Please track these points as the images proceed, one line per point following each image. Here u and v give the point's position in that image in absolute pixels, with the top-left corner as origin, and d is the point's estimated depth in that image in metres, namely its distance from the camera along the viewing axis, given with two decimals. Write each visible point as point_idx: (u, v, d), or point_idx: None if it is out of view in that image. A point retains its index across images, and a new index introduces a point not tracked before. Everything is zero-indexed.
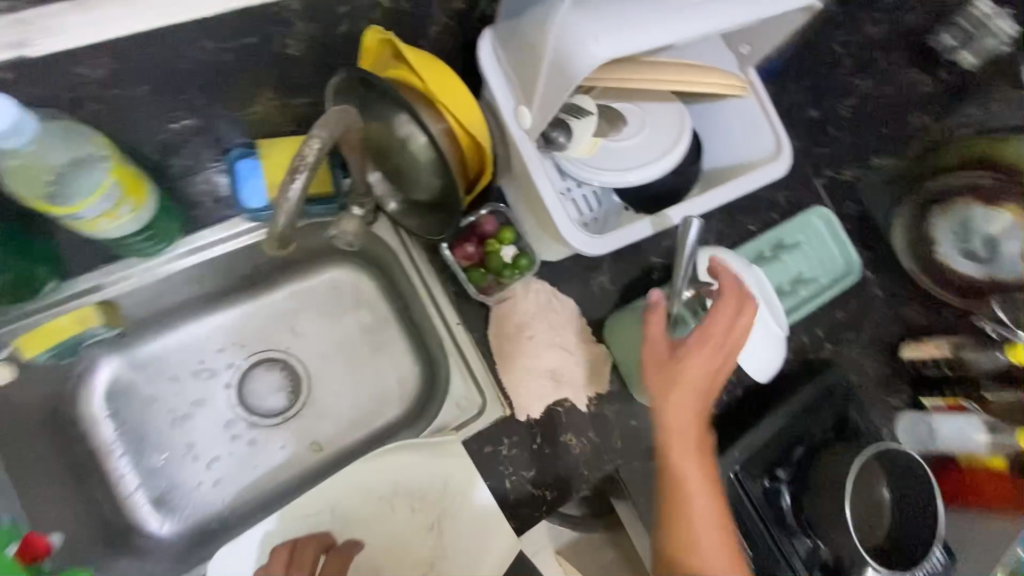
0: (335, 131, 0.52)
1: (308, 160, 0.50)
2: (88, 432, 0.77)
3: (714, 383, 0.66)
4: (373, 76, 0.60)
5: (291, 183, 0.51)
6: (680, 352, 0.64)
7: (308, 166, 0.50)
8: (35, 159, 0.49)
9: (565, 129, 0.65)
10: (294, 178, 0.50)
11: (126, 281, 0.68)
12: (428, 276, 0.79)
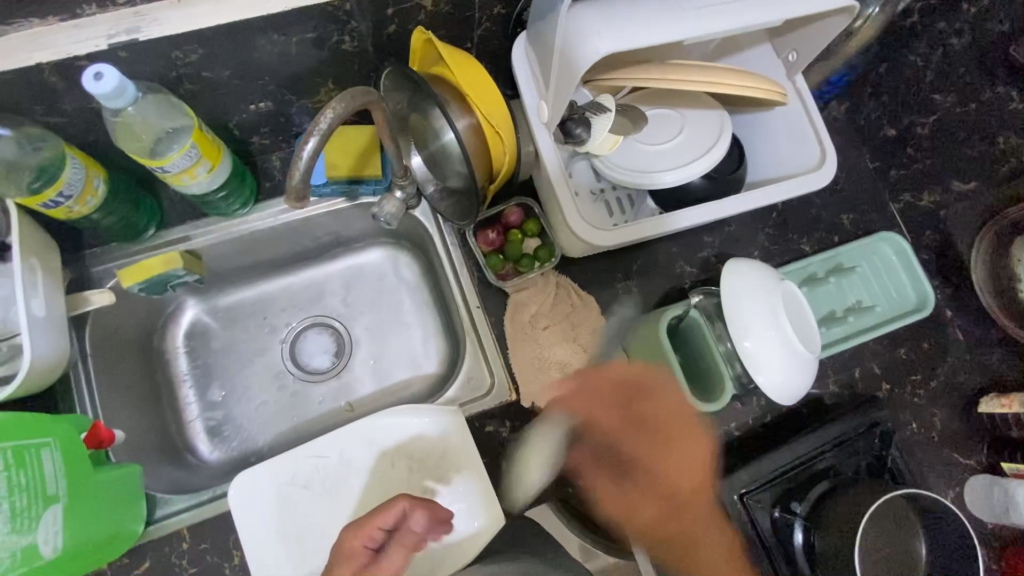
0: (354, 105, 0.55)
1: (321, 128, 0.53)
2: (167, 362, 0.90)
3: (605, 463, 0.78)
4: (412, 72, 0.68)
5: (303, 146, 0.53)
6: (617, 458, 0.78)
7: (321, 133, 0.53)
8: (134, 120, 0.61)
9: (586, 125, 0.68)
10: (305, 141, 0.53)
11: (208, 235, 0.81)
12: (457, 260, 0.85)
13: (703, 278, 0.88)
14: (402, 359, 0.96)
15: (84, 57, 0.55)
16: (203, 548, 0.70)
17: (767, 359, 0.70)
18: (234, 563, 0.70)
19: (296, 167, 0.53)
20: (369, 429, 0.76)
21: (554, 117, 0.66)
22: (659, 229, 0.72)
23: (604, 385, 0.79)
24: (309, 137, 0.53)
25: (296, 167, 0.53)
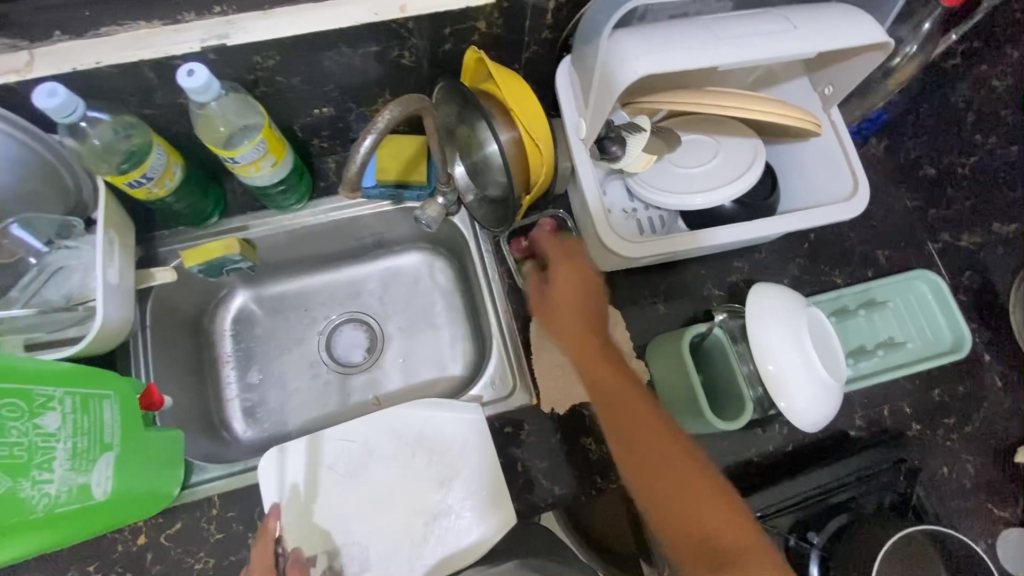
0: (408, 109, 0.60)
1: (378, 126, 0.58)
2: (215, 343, 0.97)
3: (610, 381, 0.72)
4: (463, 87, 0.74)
5: (360, 143, 0.59)
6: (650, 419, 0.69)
7: (378, 131, 0.58)
8: (213, 114, 0.69)
9: (621, 143, 0.71)
10: (363, 138, 0.58)
11: (264, 227, 0.89)
12: (491, 266, 0.89)
13: (730, 302, 0.89)
14: (430, 358, 1.00)
15: (179, 57, 0.63)
16: (231, 516, 0.74)
17: (788, 383, 0.70)
18: (257, 533, 0.74)
19: (352, 162, 0.59)
20: (393, 417, 0.79)
21: (592, 135, 0.70)
22: (687, 246, 0.74)
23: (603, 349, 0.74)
24: (367, 134, 0.58)
25: (353, 162, 0.59)
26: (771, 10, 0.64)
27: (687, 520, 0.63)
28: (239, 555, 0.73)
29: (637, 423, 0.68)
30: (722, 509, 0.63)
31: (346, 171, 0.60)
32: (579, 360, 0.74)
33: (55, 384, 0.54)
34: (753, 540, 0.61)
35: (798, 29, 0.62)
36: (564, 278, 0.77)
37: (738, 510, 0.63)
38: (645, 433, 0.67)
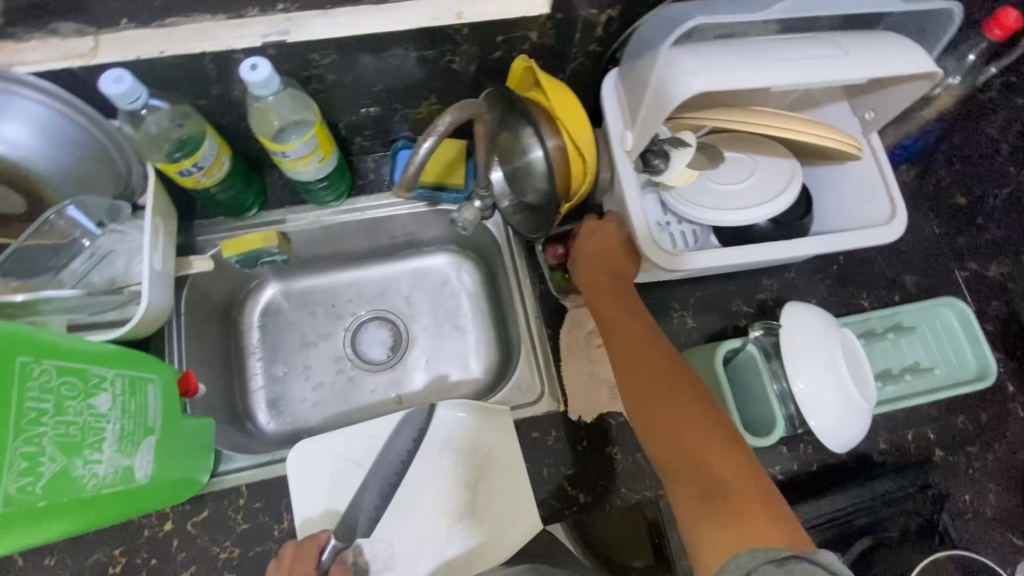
0: (466, 113, 0.61)
1: (438, 130, 0.59)
2: (243, 333, 0.98)
3: (633, 334, 0.74)
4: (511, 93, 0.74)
5: (419, 145, 0.60)
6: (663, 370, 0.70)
7: (437, 134, 0.60)
8: (267, 108, 0.69)
9: (666, 157, 0.72)
10: (423, 141, 0.60)
11: (302, 222, 0.90)
12: (523, 271, 0.90)
13: (757, 319, 0.90)
14: (454, 360, 1.01)
15: (240, 50, 0.64)
16: (257, 506, 0.75)
17: (819, 402, 0.71)
18: (283, 526, 0.74)
19: (411, 164, 0.60)
20: (422, 416, 0.80)
21: (638, 148, 0.71)
22: (724, 262, 0.75)
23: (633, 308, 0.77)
24: (428, 137, 0.60)
25: (411, 165, 0.60)
26: (822, 35, 0.65)
27: (696, 460, 0.63)
28: (264, 547, 0.73)
29: (657, 372, 0.70)
30: (732, 454, 0.62)
31: (404, 172, 0.62)
32: (608, 312, 0.77)
33: (107, 365, 0.54)
34: (762, 489, 0.60)
35: (850, 55, 0.63)
36: (599, 240, 0.79)
37: (750, 462, 0.62)
38: (665, 381, 0.69)
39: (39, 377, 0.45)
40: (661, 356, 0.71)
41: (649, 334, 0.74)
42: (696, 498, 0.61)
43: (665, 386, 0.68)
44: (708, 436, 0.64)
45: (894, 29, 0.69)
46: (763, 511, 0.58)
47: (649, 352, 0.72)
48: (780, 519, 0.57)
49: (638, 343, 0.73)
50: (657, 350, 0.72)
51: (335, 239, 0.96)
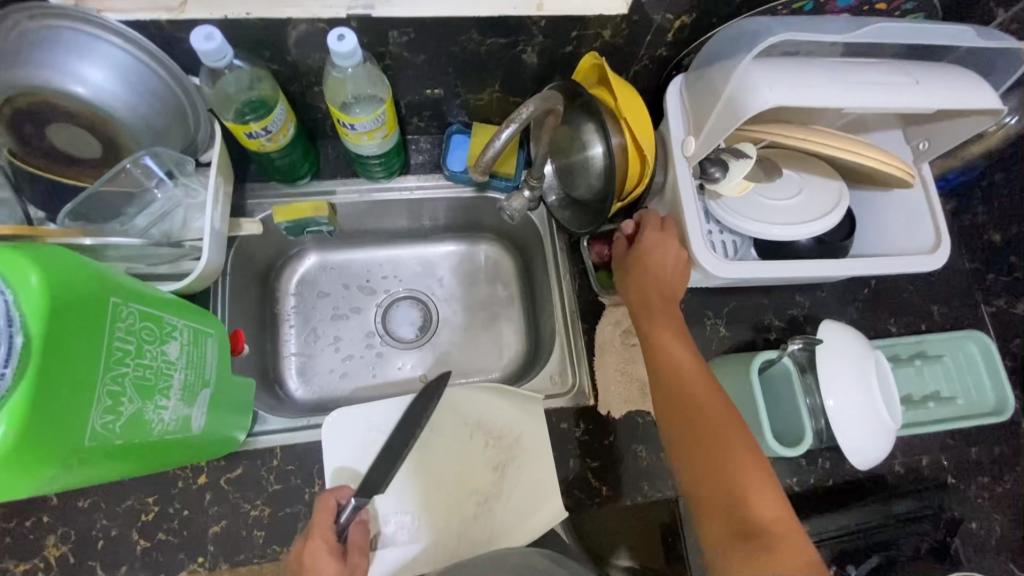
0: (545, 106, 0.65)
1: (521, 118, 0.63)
2: (278, 300, 0.99)
3: (672, 357, 0.73)
4: (578, 90, 0.76)
5: (499, 133, 0.64)
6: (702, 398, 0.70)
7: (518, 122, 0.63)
8: (340, 82, 0.71)
9: (723, 166, 0.73)
10: (505, 128, 0.63)
11: (351, 195, 0.91)
12: (564, 265, 0.91)
13: (788, 334, 0.91)
14: (483, 345, 1.02)
15: (325, 19, 0.65)
16: (290, 469, 0.76)
17: (847, 419, 0.73)
18: (314, 490, 0.75)
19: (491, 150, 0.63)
20: (458, 396, 0.82)
21: (699, 155, 0.73)
22: (770, 274, 0.75)
23: (677, 330, 0.76)
24: (504, 128, 0.63)
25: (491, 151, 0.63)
26: (893, 63, 0.67)
27: (731, 492, 0.63)
28: (293, 509, 0.74)
29: (699, 399, 0.69)
30: (768, 490, 0.63)
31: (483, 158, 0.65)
32: (651, 332, 0.76)
33: (178, 315, 0.55)
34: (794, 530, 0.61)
35: (920, 84, 0.65)
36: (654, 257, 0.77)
37: (783, 500, 0.63)
38: (707, 409, 0.68)
39: (127, 319, 0.46)
40: (704, 385, 0.71)
41: (689, 359, 0.73)
42: (728, 531, 0.62)
43: (704, 415, 0.68)
44: (745, 469, 0.64)
45: (959, 63, 0.71)
46: (797, 553, 0.59)
47: (690, 378, 0.71)
48: (813, 562, 0.58)
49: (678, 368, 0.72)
50: (698, 376, 0.72)
51: (379, 214, 0.97)
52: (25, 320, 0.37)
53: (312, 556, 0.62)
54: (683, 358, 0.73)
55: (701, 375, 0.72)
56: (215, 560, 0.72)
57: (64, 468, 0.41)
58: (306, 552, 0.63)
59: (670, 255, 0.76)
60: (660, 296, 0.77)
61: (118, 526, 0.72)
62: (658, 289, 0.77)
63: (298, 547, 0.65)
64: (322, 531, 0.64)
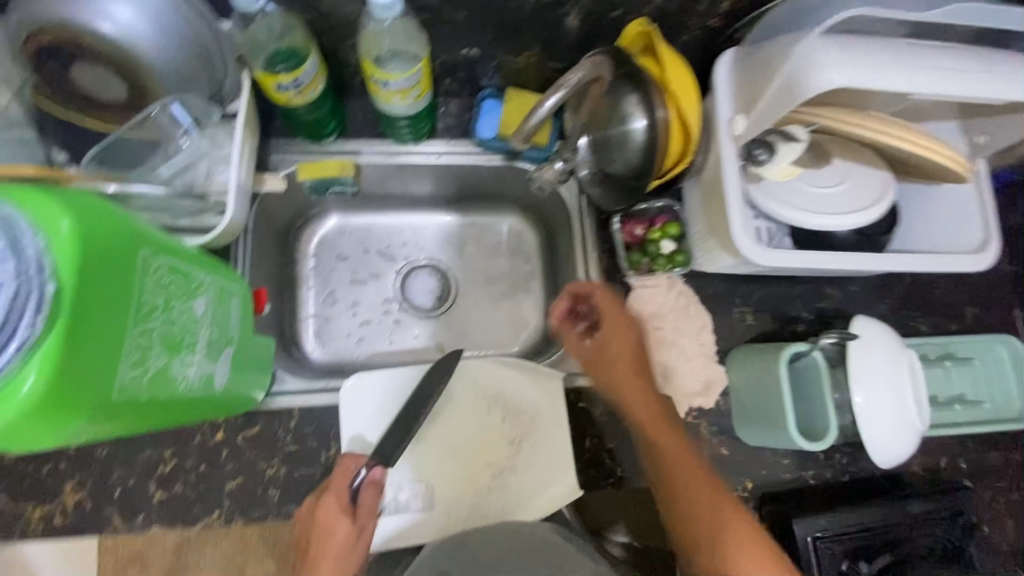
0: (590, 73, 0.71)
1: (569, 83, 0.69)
2: (298, 261, 0.97)
3: (649, 422, 0.75)
4: (625, 58, 0.72)
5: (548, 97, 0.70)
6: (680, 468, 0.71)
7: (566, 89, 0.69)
8: (376, 34, 0.68)
9: (770, 149, 0.71)
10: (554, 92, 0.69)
11: (377, 156, 0.88)
12: (591, 242, 0.88)
13: (817, 327, 0.89)
14: (502, 320, 1.01)
15: None
16: (307, 430, 0.76)
17: (872, 416, 0.71)
18: (330, 453, 0.75)
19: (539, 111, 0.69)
20: (479, 368, 0.82)
21: (750, 135, 0.69)
22: (810, 263, 0.72)
23: (642, 387, 0.77)
24: (546, 98, 0.70)
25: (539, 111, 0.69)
26: (964, 47, 0.63)
27: None
28: (309, 470, 0.74)
29: (689, 485, 0.70)
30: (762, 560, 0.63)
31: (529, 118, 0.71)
32: (626, 399, 0.77)
33: (205, 271, 0.54)
34: None
35: (992, 71, 0.61)
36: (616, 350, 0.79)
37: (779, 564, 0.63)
38: (704, 505, 0.68)
39: (156, 273, 0.45)
40: (676, 450, 0.72)
41: (661, 420, 0.75)
42: None
43: (685, 485, 0.69)
44: (748, 565, 0.63)
45: None
46: None
47: (663, 444, 0.73)
48: None
49: (654, 437, 0.74)
50: (669, 440, 0.73)
51: (404, 178, 0.94)
52: (56, 268, 0.35)
53: (323, 514, 0.66)
54: (653, 416, 0.75)
55: (695, 468, 0.71)
56: (230, 515, 0.72)
57: (91, 421, 0.40)
58: (318, 508, 0.66)
59: (629, 337, 0.80)
60: (627, 355, 0.79)
61: (136, 476, 0.72)
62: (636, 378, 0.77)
63: (311, 498, 0.68)
64: (336, 490, 0.67)
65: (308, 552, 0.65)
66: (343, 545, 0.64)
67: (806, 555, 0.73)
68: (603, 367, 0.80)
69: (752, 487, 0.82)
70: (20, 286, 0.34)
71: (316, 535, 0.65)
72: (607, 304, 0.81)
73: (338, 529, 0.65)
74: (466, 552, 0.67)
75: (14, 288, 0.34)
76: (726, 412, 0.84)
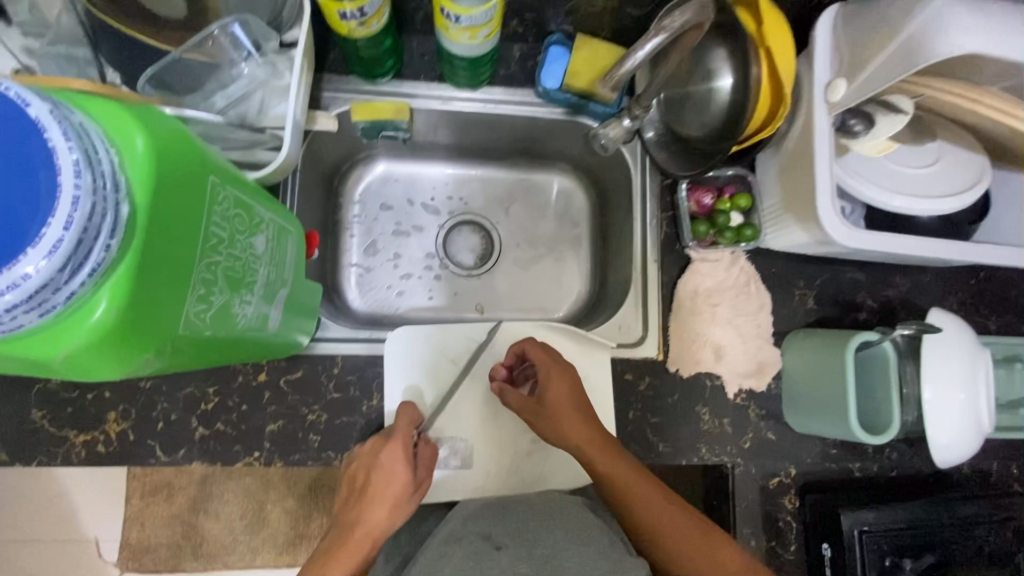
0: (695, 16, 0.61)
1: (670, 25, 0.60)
2: (341, 207, 0.95)
3: (600, 454, 0.67)
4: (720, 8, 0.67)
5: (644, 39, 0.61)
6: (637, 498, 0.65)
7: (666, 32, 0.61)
8: None
9: (867, 121, 0.66)
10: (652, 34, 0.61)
11: (433, 100, 0.83)
12: (651, 209, 0.83)
13: (880, 316, 0.84)
14: (544, 284, 0.97)
15: None
16: (350, 379, 0.75)
17: (943, 415, 0.67)
18: (372, 403, 0.74)
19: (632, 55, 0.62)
20: (526, 329, 0.81)
21: (848, 103, 0.63)
22: (900, 249, 0.66)
23: (580, 418, 0.69)
24: (641, 44, 0.62)
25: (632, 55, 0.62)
26: None
27: None
28: (349, 419, 0.74)
29: (651, 510, 0.64)
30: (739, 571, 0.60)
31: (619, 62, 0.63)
32: (571, 437, 0.69)
33: (263, 205, 0.51)
34: None
35: None
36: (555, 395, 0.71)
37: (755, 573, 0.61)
38: (670, 530, 0.63)
39: (223, 204, 0.42)
40: (627, 480, 0.65)
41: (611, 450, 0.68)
42: None
43: (648, 509, 0.64)
44: None
45: None
46: None
47: (617, 478, 0.66)
48: None
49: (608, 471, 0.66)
50: (619, 469, 0.66)
51: (456, 127, 0.90)
52: (130, 188, 0.32)
53: (387, 457, 0.65)
54: (600, 449, 0.67)
55: (656, 495, 0.65)
56: (270, 457, 0.72)
57: (156, 356, 0.38)
58: (384, 449, 0.65)
59: (564, 373, 0.72)
60: (569, 389, 0.71)
61: (178, 411, 0.72)
62: (579, 416, 0.69)
63: (374, 439, 0.67)
64: (402, 436, 0.67)
65: (363, 490, 0.64)
66: (402, 490, 0.64)
67: (850, 546, 0.71)
68: (543, 412, 0.71)
69: (796, 475, 0.79)
70: (102, 201, 0.29)
71: (377, 475, 0.64)
72: (537, 355, 0.74)
73: (401, 473, 0.64)
74: (512, 522, 0.63)
75: (93, 206, 0.29)
76: (776, 396, 0.80)
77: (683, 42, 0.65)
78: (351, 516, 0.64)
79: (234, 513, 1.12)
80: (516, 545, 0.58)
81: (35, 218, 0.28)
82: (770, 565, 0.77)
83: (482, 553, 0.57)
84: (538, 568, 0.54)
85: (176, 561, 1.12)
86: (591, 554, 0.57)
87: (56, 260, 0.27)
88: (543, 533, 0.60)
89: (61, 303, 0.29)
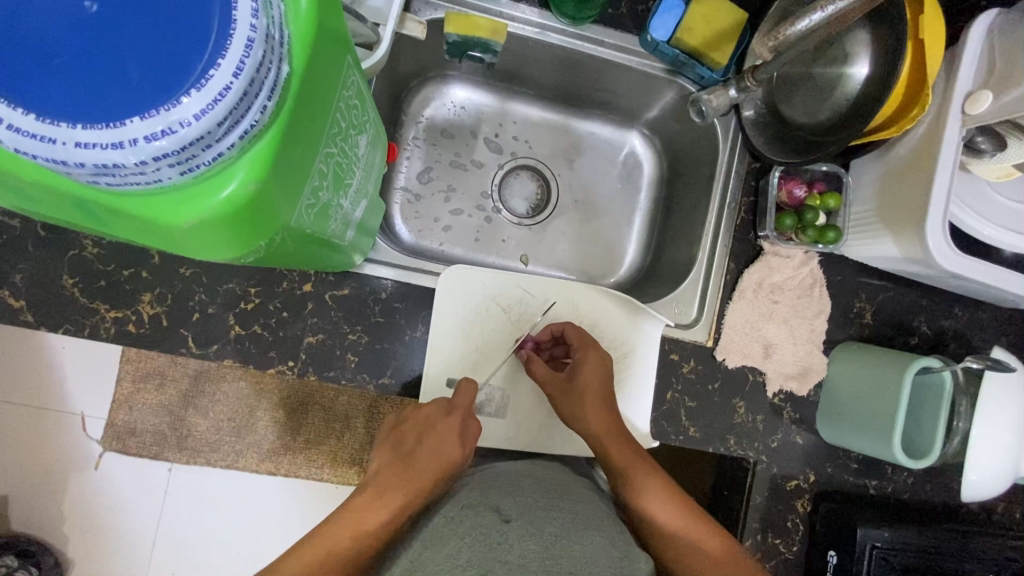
0: None
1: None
2: (404, 123, 0.90)
3: (623, 439, 0.66)
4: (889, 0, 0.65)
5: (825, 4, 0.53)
6: (644, 490, 0.63)
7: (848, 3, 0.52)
8: None
9: (997, 140, 0.63)
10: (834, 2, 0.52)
11: (527, 26, 0.77)
12: (732, 191, 0.80)
13: (932, 344, 0.82)
14: (595, 250, 0.93)
15: None
16: (396, 306, 0.73)
17: (984, 456, 0.67)
18: (415, 334, 0.73)
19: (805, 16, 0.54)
20: (583, 294, 0.80)
21: (990, 117, 0.59)
22: (997, 283, 0.63)
23: (605, 401, 0.68)
24: (817, 9, 0.53)
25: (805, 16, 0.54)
26: None
27: None
28: (390, 346, 0.72)
29: (657, 499, 0.62)
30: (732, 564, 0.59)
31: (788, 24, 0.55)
32: (595, 420, 0.67)
33: (373, 107, 0.46)
34: None
35: None
36: (589, 374, 0.69)
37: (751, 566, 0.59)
38: (675, 519, 0.61)
39: (349, 91, 0.38)
40: (641, 468, 0.64)
41: (629, 441, 0.67)
42: None
43: (663, 496, 0.63)
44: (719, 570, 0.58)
45: None
46: None
47: (630, 464, 0.64)
48: None
49: (622, 458, 0.65)
50: (633, 458, 0.65)
51: (539, 63, 0.84)
52: (289, 48, 0.29)
53: (442, 429, 0.62)
54: (619, 437, 0.66)
55: (664, 487, 0.63)
56: (305, 369, 0.70)
57: (266, 246, 0.35)
58: (442, 419, 0.63)
59: (601, 359, 0.71)
60: (602, 374, 0.69)
61: (216, 305, 0.68)
62: (603, 406, 0.67)
63: (434, 406, 0.65)
64: (461, 410, 0.65)
65: (409, 454, 0.60)
66: (448, 466, 0.60)
67: (861, 558, 0.72)
68: (568, 390, 0.69)
69: (816, 483, 0.79)
70: (267, 55, 0.27)
71: (429, 443, 0.61)
72: (574, 335, 0.72)
73: (451, 449, 0.61)
74: (522, 497, 0.56)
75: (262, 55, 0.26)
76: (813, 403, 0.79)
77: (840, 21, 0.55)
78: (387, 483, 0.57)
79: (211, 421, 0.72)
80: (527, 520, 0.51)
81: (200, 57, 0.25)
82: (771, 564, 0.77)
83: (490, 527, 0.49)
84: (549, 550, 0.47)
85: (158, 451, 0.72)
86: (616, 534, 0.54)
87: (218, 111, 0.25)
88: (555, 512, 0.53)
89: (206, 162, 0.26)
